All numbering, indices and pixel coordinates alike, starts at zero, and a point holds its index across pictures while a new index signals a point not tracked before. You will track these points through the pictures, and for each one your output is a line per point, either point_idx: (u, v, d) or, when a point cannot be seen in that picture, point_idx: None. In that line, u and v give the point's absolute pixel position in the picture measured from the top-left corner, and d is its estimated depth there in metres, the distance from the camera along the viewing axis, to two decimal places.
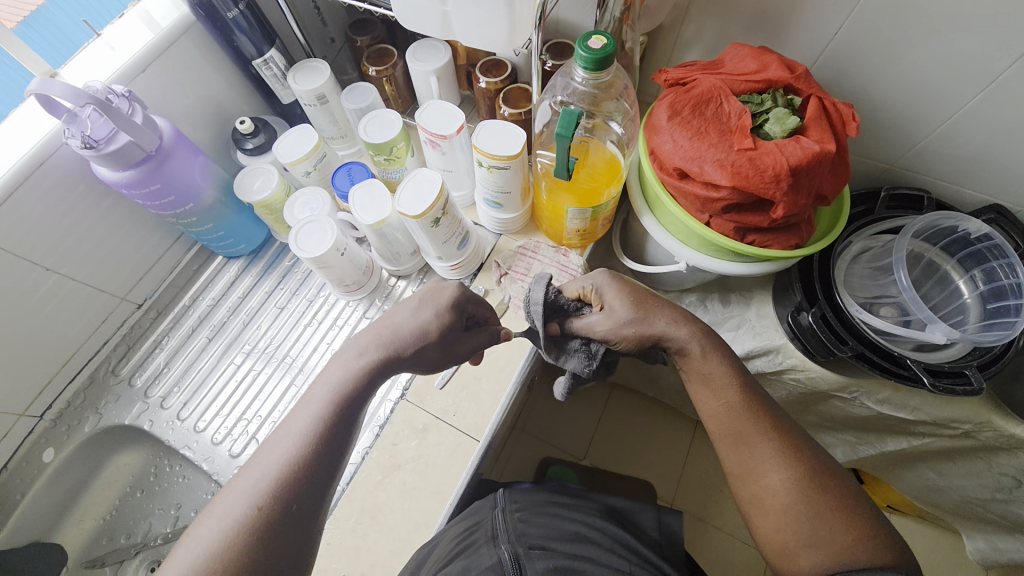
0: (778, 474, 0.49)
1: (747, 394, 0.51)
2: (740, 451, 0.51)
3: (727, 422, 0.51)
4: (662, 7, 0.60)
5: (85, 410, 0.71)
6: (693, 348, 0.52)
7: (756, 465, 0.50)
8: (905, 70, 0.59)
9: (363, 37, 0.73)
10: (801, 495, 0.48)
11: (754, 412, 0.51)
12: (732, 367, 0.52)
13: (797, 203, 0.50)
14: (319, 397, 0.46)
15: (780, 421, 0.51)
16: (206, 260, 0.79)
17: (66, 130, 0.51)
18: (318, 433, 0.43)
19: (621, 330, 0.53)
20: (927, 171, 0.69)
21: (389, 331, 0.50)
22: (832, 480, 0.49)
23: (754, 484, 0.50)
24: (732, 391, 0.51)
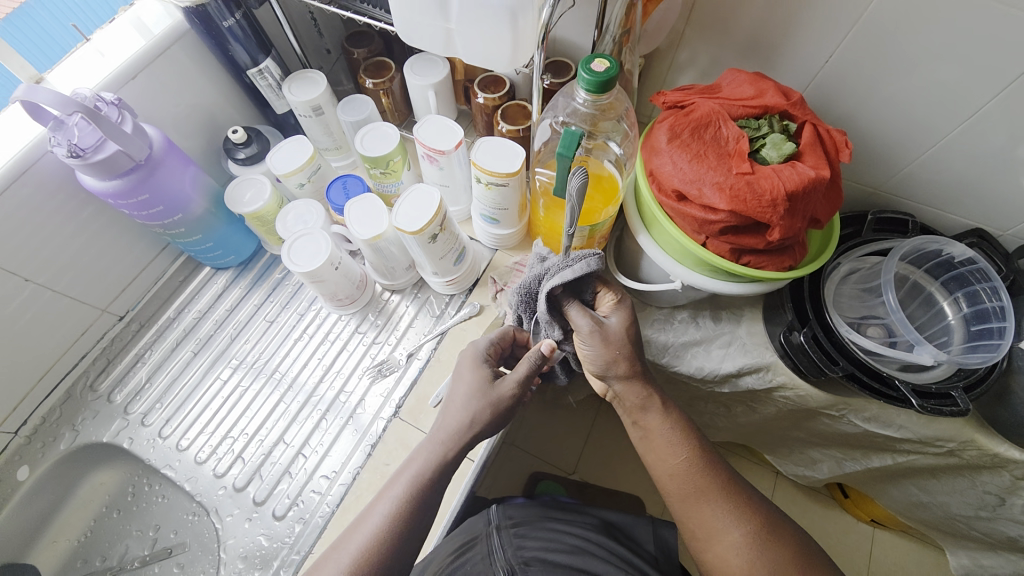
0: (737, 531, 0.51)
1: (700, 451, 0.54)
2: (700, 511, 0.53)
3: (685, 482, 0.53)
4: (660, 30, 0.61)
5: (61, 426, 0.68)
6: (654, 402, 0.54)
7: (715, 524, 0.52)
8: (893, 98, 0.61)
9: (360, 49, 0.73)
10: (758, 553, 0.50)
11: (708, 470, 0.53)
12: (686, 426, 0.54)
13: (793, 226, 0.51)
14: (379, 510, 0.47)
15: (731, 479, 0.54)
16: (192, 271, 0.77)
17: (51, 137, 0.49)
18: (379, 550, 0.45)
19: (603, 347, 0.51)
20: (912, 196, 0.71)
21: (438, 439, 0.51)
22: (784, 531, 0.51)
23: (716, 545, 0.51)
24: (685, 451, 0.53)
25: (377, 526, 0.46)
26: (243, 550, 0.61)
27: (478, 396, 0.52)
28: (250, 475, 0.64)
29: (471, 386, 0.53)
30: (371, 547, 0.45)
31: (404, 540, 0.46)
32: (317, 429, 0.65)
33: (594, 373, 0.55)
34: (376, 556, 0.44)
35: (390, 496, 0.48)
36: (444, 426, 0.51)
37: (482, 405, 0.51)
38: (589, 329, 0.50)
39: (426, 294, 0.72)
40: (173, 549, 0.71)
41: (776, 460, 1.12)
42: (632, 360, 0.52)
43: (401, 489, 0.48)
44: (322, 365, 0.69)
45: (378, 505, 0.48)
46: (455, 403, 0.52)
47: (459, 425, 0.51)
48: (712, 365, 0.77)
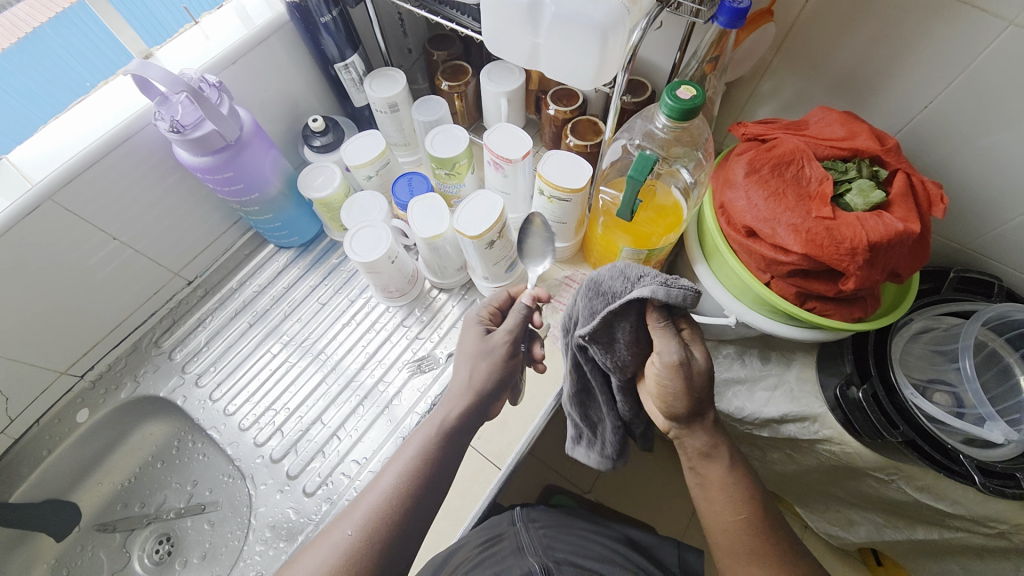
0: None
1: (761, 513, 0.50)
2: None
3: (737, 539, 0.49)
4: (748, 58, 0.60)
5: (124, 376, 0.73)
6: (716, 459, 0.50)
7: None
8: (992, 154, 0.56)
9: (440, 52, 0.75)
10: None
11: (767, 534, 0.49)
12: (749, 484, 0.50)
13: (870, 278, 0.48)
14: (390, 470, 0.46)
15: (790, 547, 0.49)
16: (258, 246, 0.81)
17: (157, 112, 0.54)
18: (390, 507, 0.44)
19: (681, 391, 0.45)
20: (1001, 258, 0.66)
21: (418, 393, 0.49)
22: None
23: None
24: (745, 509, 0.49)
25: (391, 485, 0.45)
26: (271, 519, 0.64)
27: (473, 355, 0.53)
28: (287, 448, 0.67)
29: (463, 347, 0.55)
30: (383, 506, 0.43)
31: (415, 504, 0.44)
32: (354, 415, 0.67)
33: (659, 404, 0.49)
34: (392, 519, 0.43)
35: (404, 454, 0.47)
36: (452, 390, 0.52)
37: (484, 363, 0.52)
38: (671, 365, 0.43)
39: (472, 297, 0.73)
40: (206, 506, 0.75)
41: (807, 514, 1.05)
42: (706, 402, 0.47)
43: (414, 448, 0.48)
44: (365, 352, 0.71)
45: (392, 463, 0.47)
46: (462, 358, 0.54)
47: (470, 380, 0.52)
48: (753, 408, 0.74)
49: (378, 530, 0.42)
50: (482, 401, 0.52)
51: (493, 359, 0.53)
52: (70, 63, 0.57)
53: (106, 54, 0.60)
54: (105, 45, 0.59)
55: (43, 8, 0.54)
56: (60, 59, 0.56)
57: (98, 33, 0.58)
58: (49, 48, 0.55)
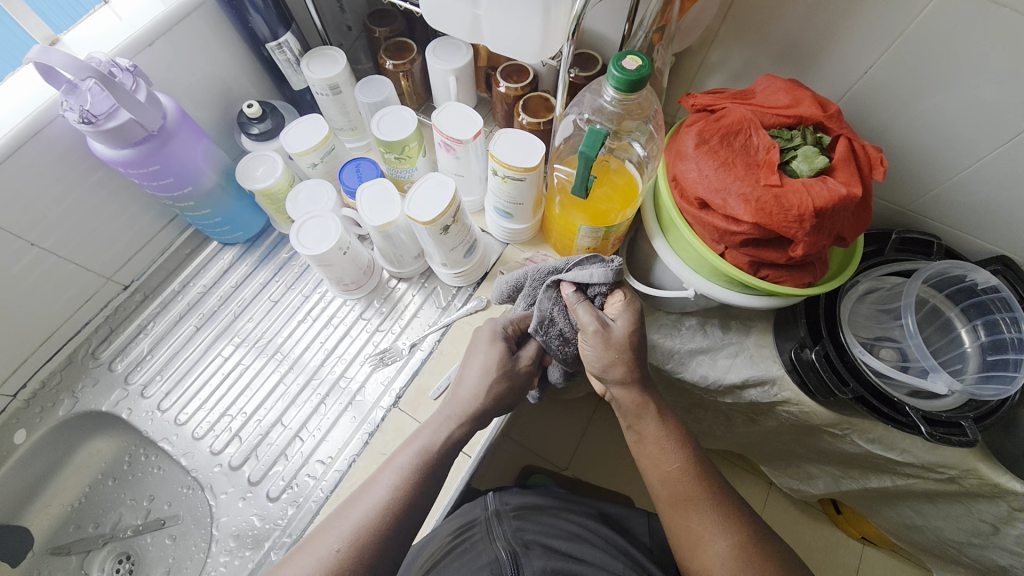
0: (721, 544, 0.49)
1: (694, 460, 0.52)
2: (686, 518, 0.51)
3: (677, 487, 0.51)
4: (695, 27, 0.59)
5: (61, 392, 0.68)
6: (648, 411, 0.52)
7: (702, 533, 0.50)
8: (928, 117, 0.58)
9: (382, 28, 0.71)
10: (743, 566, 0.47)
11: (700, 480, 0.51)
12: (680, 435, 0.53)
13: (817, 243, 0.49)
14: (385, 482, 0.47)
15: (722, 491, 0.52)
16: (200, 244, 0.76)
17: (63, 101, 0.48)
18: (380, 521, 0.44)
19: (602, 350, 0.50)
20: (938, 217, 0.69)
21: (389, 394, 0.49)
22: (768, 546, 0.49)
23: (699, 553, 0.50)
24: (678, 457, 0.52)
25: (382, 498, 0.46)
26: (235, 528, 0.61)
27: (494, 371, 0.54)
28: (247, 454, 0.64)
29: (487, 361, 0.55)
30: (371, 518, 0.44)
31: (407, 516, 0.45)
32: (316, 414, 0.64)
33: (594, 374, 0.53)
34: (379, 528, 0.44)
35: (395, 466, 0.48)
36: (455, 403, 0.53)
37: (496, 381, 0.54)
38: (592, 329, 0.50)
39: (433, 285, 0.71)
40: (166, 520, 0.71)
41: (772, 472, 1.10)
42: (631, 366, 0.50)
43: (407, 460, 0.49)
44: (324, 348, 0.68)
45: (381, 478, 0.48)
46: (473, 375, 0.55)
47: (472, 399, 0.53)
48: (717, 374, 0.74)
49: (365, 542, 0.43)
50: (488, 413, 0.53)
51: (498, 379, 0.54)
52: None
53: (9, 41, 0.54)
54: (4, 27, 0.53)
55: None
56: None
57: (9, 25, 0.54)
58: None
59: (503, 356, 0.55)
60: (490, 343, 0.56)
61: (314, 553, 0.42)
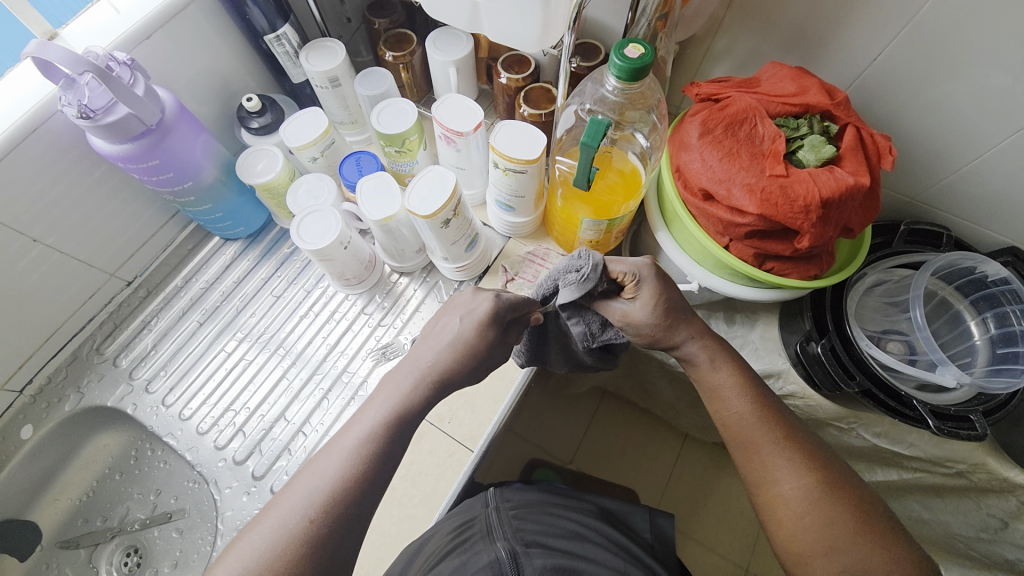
0: (792, 485, 0.47)
1: (761, 398, 0.51)
2: (754, 456, 0.49)
3: (741, 428, 0.50)
4: (699, 16, 0.58)
5: (67, 387, 0.68)
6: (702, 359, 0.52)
7: (770, 473, 0.48)
8: (938, 105, 0.57)
9: (382, 20, 0.70)
10: (818, 506, 0.46)
11: (767, 423, 0.49)
12: (743, 379, 0.51)
13: (824, 235, 0.48)
14: (346, 443, 0.43)
15: (792, 432, 0.49)
16: (202, 240, 0.76)
17: (62, 96, 0.48)
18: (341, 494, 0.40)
19: (643, 335, 0.52)
20: (948, 209, 0.67)
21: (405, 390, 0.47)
22: (847, 487, 0.47)
23: (770, 493, 0.48)
24: (742, 396, 0.50)
25: (346, 460, 0.42)
26: (239, 522, 0.61)
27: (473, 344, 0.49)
28: (250, 449, 0.64)
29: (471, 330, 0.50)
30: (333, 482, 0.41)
31: (379, 472, 0.42)
32: (319, 408, 0.64)
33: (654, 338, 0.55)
34: (347, 490, 0.41)
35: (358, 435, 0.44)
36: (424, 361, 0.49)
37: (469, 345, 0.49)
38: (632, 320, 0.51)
39: (435, 279, 0.71)
40: (173, 514, 0.72)
41: None
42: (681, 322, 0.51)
43: (372, 422, 0.45)
44: (327, 343, 0.68)
45: (345, 438, 0.44)
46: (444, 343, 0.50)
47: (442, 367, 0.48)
48: None
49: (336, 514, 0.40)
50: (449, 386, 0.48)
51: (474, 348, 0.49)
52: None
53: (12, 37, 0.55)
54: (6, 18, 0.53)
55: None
56: None
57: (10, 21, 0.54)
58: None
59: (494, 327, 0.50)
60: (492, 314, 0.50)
61: (277, 516, 0.39)
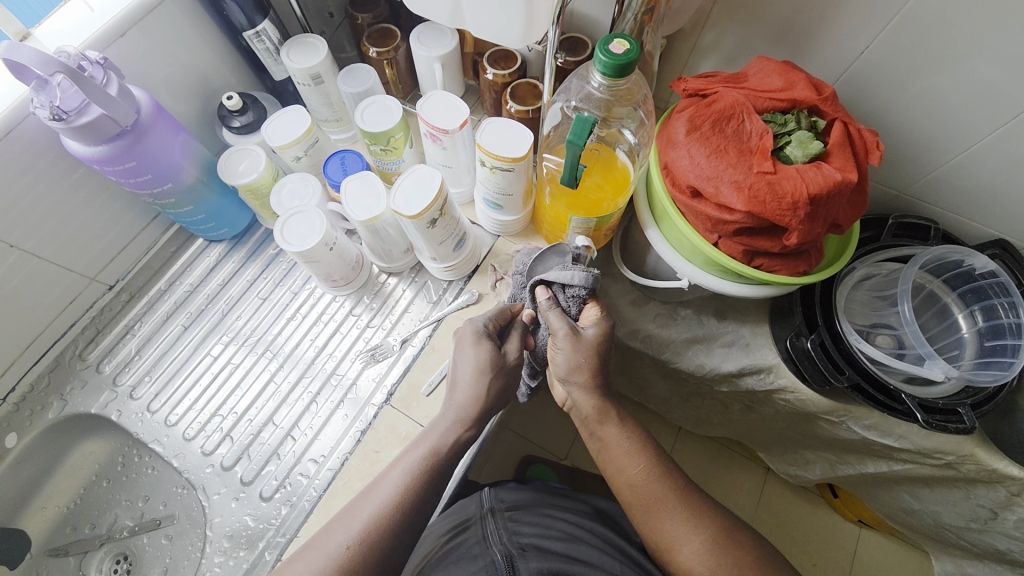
0: (693, 541, 0.49)
1: (658, 461, 0.52)
2: (653, 518, 0.51)
3: (640, 491, 0.51)
4: (686, 9, 0.57)
5: (50, 395, 0.67)
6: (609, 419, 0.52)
7: (673, 532, 0.49)
8: (924, 98, 0.57)
9: (364, 15, 0.69)
10: (718, 560, 0.47)
11: (665, 482, 0.51)
12: (641, 437, 0.53)
13: (812, 232, 0.48)
14: (391, 481, 0.47)
15: (687, 486, 0.52)
16: (186, 242, 0.75)
17: (33, 98, 0.46)
18: (387, 521, 0.44)
19: (572, 354, 0.50)
20: (936, 201, 0.67)
21: (450, 418, 0.51)
22: (741, 536, 0.49)
23: (676, 552, 0.49)
24: (641, 460, 0.51)
25: (389, 496, 0.45)
26: (229, 528, 0.61)
27: (487, 368, 0.52)
28: (238, 454, 0.63)
29: (475, 360, 0.53)
30: (378, 518, 0.44)
31: (418, 507, 0.45)
32: (308, 412, 0.64)
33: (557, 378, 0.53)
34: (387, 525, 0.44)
35: (400, 467, 0.47)
36: (457, 402, 0.52)
37: (485, 376, 0.52)
38: (563, 331, 0.50)
39: (424, 279, 0.70)
40: (162, 520, 0.71)
41: (769, 458, 1.10)
42: (595, 373, 0.51)
43: (413, 460, 0.48)
44: (315, 345, 0.67)
45: (388, 476, 0.47)
46: (462, 376, 0.53)
47: (468, 399, 0.52)
48: (713, 363, 0.75)
49: (370, 538, 0.43)
50: (485, 415, 0.52)
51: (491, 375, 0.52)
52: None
53: None
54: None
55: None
56: None
57: None
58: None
59: (493, 353, 0.53)
60: (475, 341, 0.53)
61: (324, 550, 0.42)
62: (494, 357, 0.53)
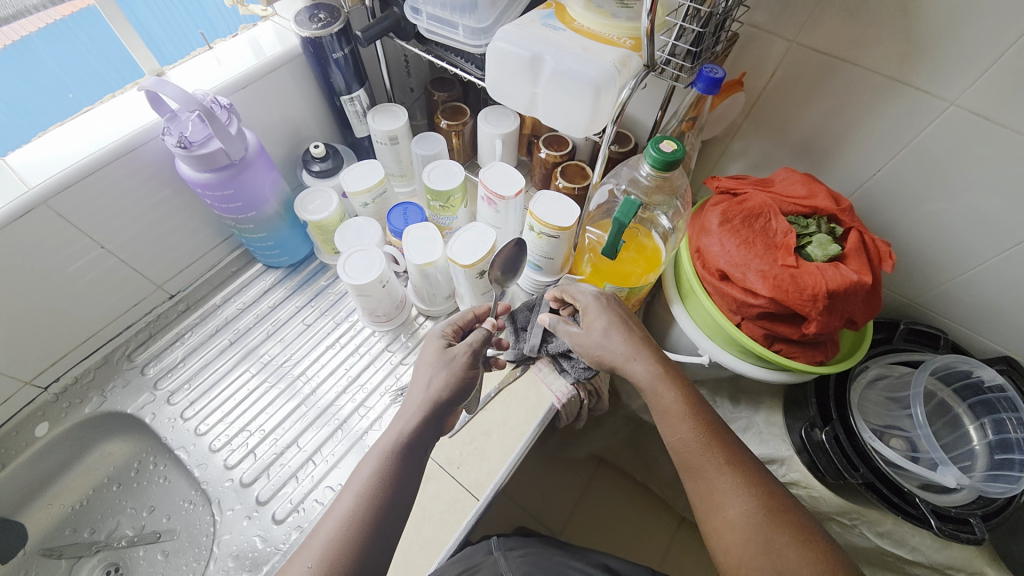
0: (735, 510, 0.46)
1: (707, 426, 0.50)
2: (702, 482, 0.48)
3: (686, 452, 0.50)
4: (722, 120, 0.66)
5: (91, 390, 0.70)
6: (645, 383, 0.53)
7: (716, 499, 0.47)
8: (932, 219, 0.64)
9: (442, 93, 0.80)
10: (761, 533, 0.45)
11: (712, 445, 0.49)
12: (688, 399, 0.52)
13: (830, 324, 0.52)
14: (349, 493, 0.43)
15: (738, 453, 0.49)
16: (246, 265, 0.82)
17: (166, 127, 0.56)
18: (350, 532, 0.40)
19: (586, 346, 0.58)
20: (946, 314, 0.72)
21: (407, 413, 0.49)
22: (791, 515, 0.46)
23: (717, 520, 0.47)
24: (686, 423, 0.50)
25: (348, 508, 0.42)
26: (235, 548, 0.61)
27: (440, 365, 0.52)
28: (258, 472, 0.64)
29: (430, 358, 0.54)
30: (339, 532, 0.40)
31: (383, 521, 0.42)
32: (332, 439, 0.66)
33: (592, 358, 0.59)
34: (365, 530, 0.41)
35: (362, 474, 0.44)
36: (409, 403, 0.50)
37: (443, 372, 0.52)
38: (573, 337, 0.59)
39: None
40: (161, 534, 0.70)
41: None
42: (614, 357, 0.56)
43: (370, 470, 0.44)
44: (347, 376, 0.71)
45: (349, 488, 0.44)
46: (420, 369, 0.53)
47: (422, 394, 0.50)
48: None
49: (339, 554, 0.39)
50: (441, 409, 0.50)
51: (448, 371, 0.52)
52: (55, 72, 0.60)
53: (91, 65, 0.63)
54: (107, 49, 0.63)
55: (38, 21, 0.55)
56: (49, 70, 0.59)
57: (88, 47, 0.62)
58: (39, 57, 0.58)
59: (441, 348, 0.54)
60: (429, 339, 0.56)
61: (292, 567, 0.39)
62: (439, 355, 0.54)
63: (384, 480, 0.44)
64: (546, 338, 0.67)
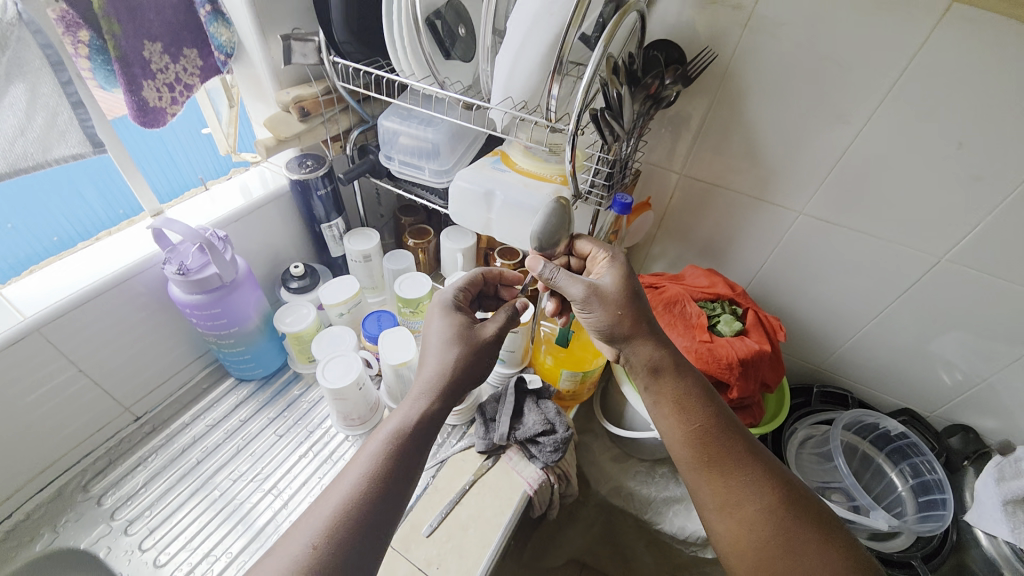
0: (754, 504, 0.49)
1: (719, 421, 0.53)
2: (718, 479, 0.51)
3: (700, 447, 0.52)
4: (638, 231, 0.83)
5: (39, 527, 0.66)
6: (665, 364, 0.54)
7: (734, 493, 0.50)
8: (813, 297, 0.80)
9: (409, 218, 0.94)
10: (780, 525, 0.47)
11: (728, 437, 0.52)
12: (699, 393, 0.54)
13: (747, 387, 0.63)
14: (352, 472, 0.45)
15: (752, 448, 0.52)
16: (217, 382, 0.84)
17: (167, 259, 0.63)
18: (351, 516, 0.42)
19: (606, 310, 0.54)
20: (847, 375, 0.85)
21: (419, 392, 0.52)
22: (806, 506, 0.49)
23: (734, 515, 0.49)
24: (698, 418, 0.52)
25: (351, 489, 0.44)
26: None
27: (458, 338, 0.56)
28: None
29: (445, 328, 0.57)
30: (340, 510, 0.42)
31: (383, 502, 0.44)
32: None
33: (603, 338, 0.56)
34: (359, 518, 0.42)
35: (366, 453, 0.46)
36: (422, 380, 0.53)
37: (462, 345, 0.55)
38: (584, 295, 0.54)
39: None
40: None
41: None
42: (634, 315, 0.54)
43: (376, 448, 0.47)
44: (320, 485, 0.71)
45: (351, 467, 0.46)
46: (433, 345, 0.56)
47: (439, 371, 0.53)
48: (694, 525, 0.81)
49: (337, 536, 0.41)
50: (459, 386, 0.54)
51: (463, 345, 0.55)
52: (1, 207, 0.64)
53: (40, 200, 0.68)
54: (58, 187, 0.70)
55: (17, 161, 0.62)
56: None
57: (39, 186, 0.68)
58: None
59: (461, 321, 0.58)
60: (445, 312, 0.59)
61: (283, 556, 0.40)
62: (466, 331, 0.57)
63: (387, 460, 0.46)
64: (514, 425, 0.73)
